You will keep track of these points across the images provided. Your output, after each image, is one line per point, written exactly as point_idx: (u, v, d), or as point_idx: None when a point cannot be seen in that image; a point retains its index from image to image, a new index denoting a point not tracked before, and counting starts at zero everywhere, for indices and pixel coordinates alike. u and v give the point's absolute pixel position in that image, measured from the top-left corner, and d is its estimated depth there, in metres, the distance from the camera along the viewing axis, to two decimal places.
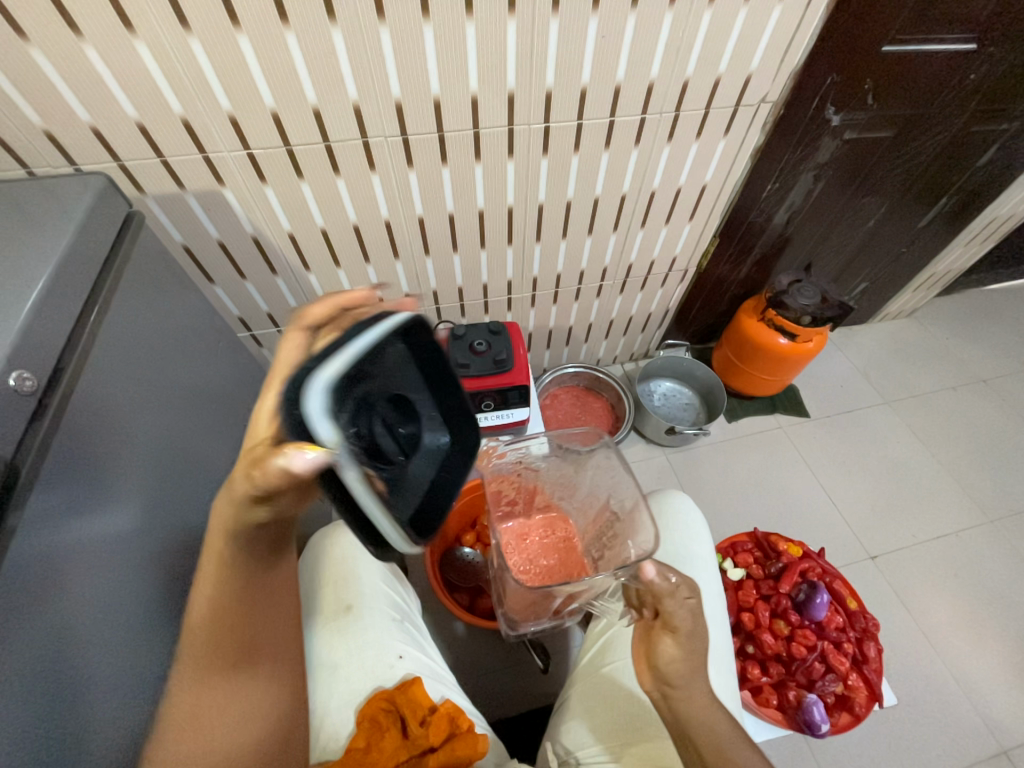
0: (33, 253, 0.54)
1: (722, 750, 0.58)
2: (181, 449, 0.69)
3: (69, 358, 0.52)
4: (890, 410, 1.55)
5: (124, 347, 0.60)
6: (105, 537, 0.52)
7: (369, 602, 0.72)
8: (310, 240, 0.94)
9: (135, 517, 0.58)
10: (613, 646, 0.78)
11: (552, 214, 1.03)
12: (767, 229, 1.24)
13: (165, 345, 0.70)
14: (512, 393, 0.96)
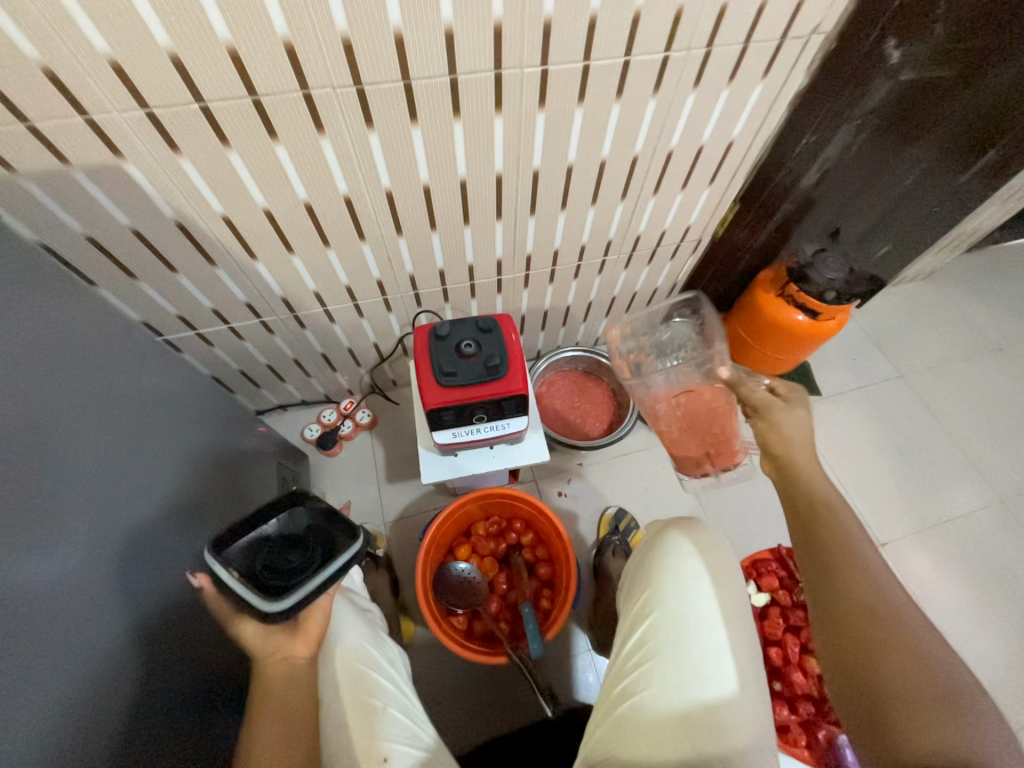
0: None
1: (853, 545, 0.63)
2: (95, 506, 0.60)
3: None
4: (904, 384, 1.47)
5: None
6: (46, 581, 0.52)
7: (344, 691, 0.60)
8: (251, 224, 0.76)
9: (59, 576, 0.53)
10: (639, 718, 0.64)
11: (549, 183, 0.85)
12: (794, 190, 1.09)
13: (58, 384, 0.59)
14: (507, 403, 0.82)
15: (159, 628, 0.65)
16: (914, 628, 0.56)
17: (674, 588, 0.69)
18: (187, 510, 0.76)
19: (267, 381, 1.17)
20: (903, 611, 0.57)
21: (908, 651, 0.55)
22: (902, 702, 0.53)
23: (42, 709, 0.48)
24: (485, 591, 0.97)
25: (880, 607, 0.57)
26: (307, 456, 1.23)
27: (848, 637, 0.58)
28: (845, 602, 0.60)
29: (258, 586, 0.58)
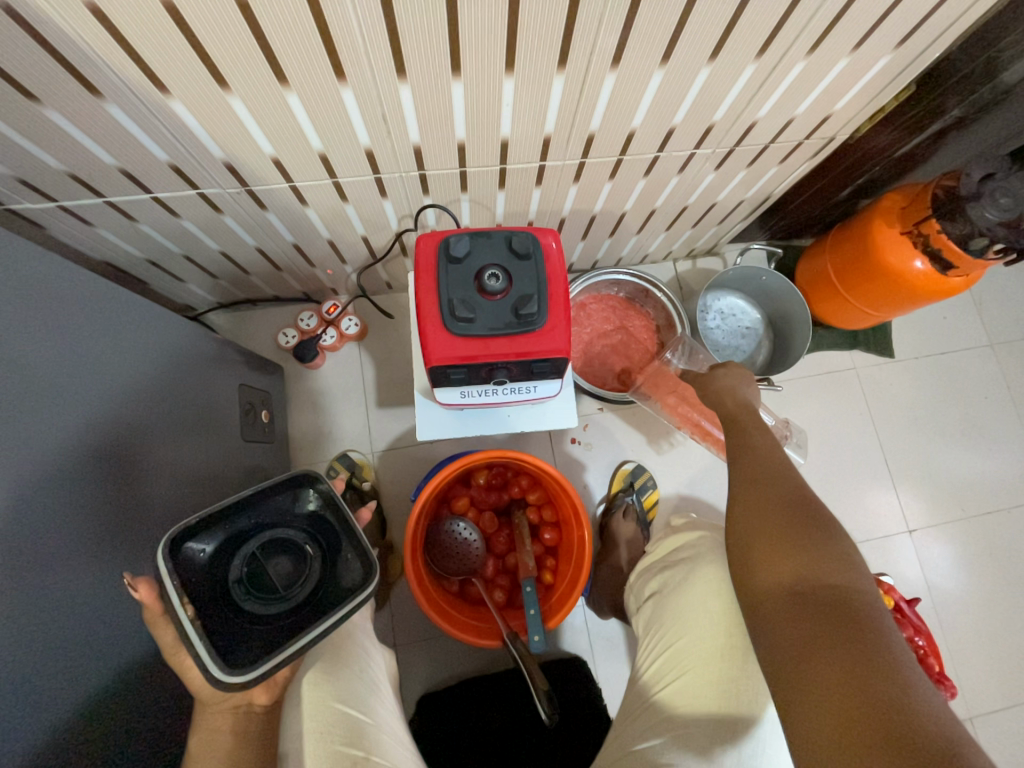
0: None
1: (779, 471, 0.64)
2: None
3: None
4: (992, 357, 1.24)
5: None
6: None
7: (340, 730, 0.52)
8: (150, 31, 0.45)
9: None
10: (666, 697, 0.69)
11: (657, 11, 0.50)
12: (992, 83, 0.74)
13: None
14: (537, 366, 0.60)
15: (89, 598, 0.52)
16: (799, 502, 0.59)
17: (704, 599, 0.71)
18: (115, 466, 0.57)
19: (226, 271, 0.91)
20: (793, 492, 0.61)
21: (788, 516, 0.58)
22: (787, 553, 0.56)
23: None
24: (480, 555, 0.86)
25: (759, 492, 0.63)
26: (282, 367, 1.03)
27: (737, 522, 0.62)
28: (766, 504, 0.61)
29: (223, 617, 0.47)
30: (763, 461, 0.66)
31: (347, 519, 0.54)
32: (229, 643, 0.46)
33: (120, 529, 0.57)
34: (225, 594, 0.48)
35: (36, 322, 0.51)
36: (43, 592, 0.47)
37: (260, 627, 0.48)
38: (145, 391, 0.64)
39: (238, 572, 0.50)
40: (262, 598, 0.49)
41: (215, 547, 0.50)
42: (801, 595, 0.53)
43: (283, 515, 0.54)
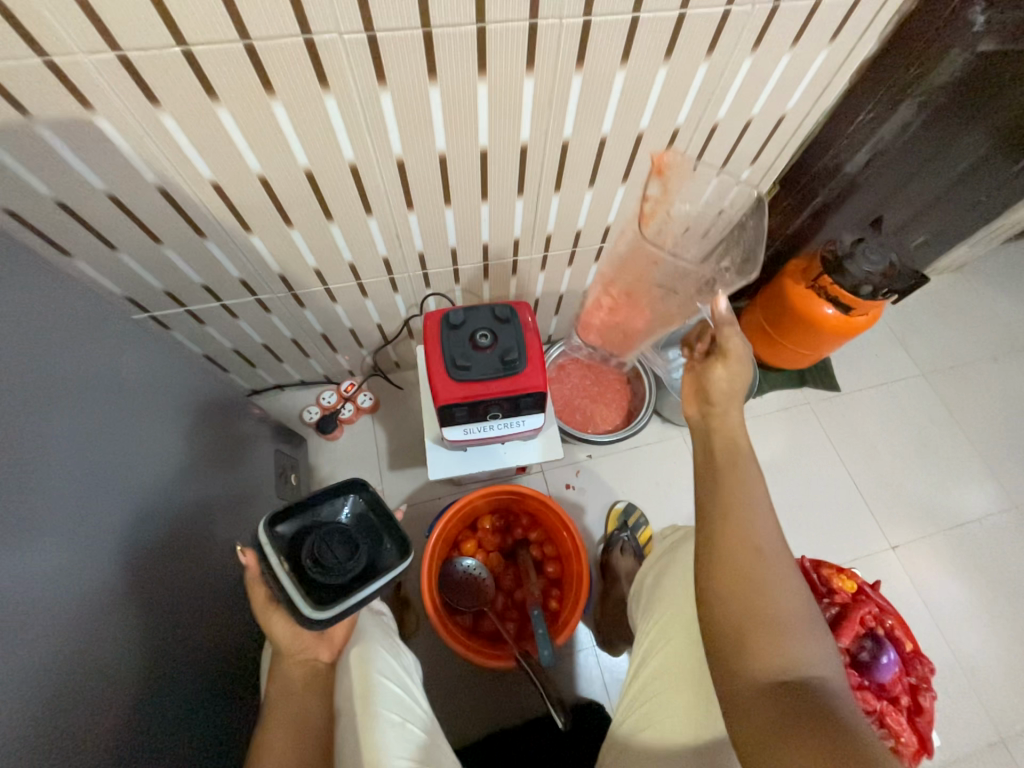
0: None
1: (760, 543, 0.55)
2: (91, 491, 0.55)
3: None
4: (925, 382, 1.41)
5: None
6: (44, 576, 0.48)
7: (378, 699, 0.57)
8: (245, 192, 0.67)
9: (60, 567, 0.50)
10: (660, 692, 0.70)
11: (581, 157, 0.75)
12: (840, 174, 1.00)
13: (18, 377, 0.50)
14: (524, 401, 0.76)
15: (161, 622, 0.62)
16: (785, 586, 0.53)
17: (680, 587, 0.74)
18: (184, 512, 0.70)
19: (264, 361, 1.10)
20: (779, 582, 0.53)
21: (773, 602, 0.52)
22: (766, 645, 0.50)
23: (46, 702, 0.46)
24: (490, 590, 0.93)
25: (740, 568, 0.54)
26: (306, 439, 1.18)
27: (717, 591, 0.54)
28: (756, 593, 0.52)
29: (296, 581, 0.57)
30: (741, 538, 0.55)
31: (387, 514, 0.65)
32: (299, 597, 0.55)
33: (183, 565, 0.67)
34: (297, 565, 0.59)
35: (137, 395, 0.67)
36: (132, 609, 0.57)
37: (324, 588, 0.58)
38: (202, 454, 0.78)
39: (306, 550, 0.60)
40: (322, 569, 0.59)
41: (291, 534, 0.61)
42: (779, 683, 0.49)
43: (338, 516, 0.65)
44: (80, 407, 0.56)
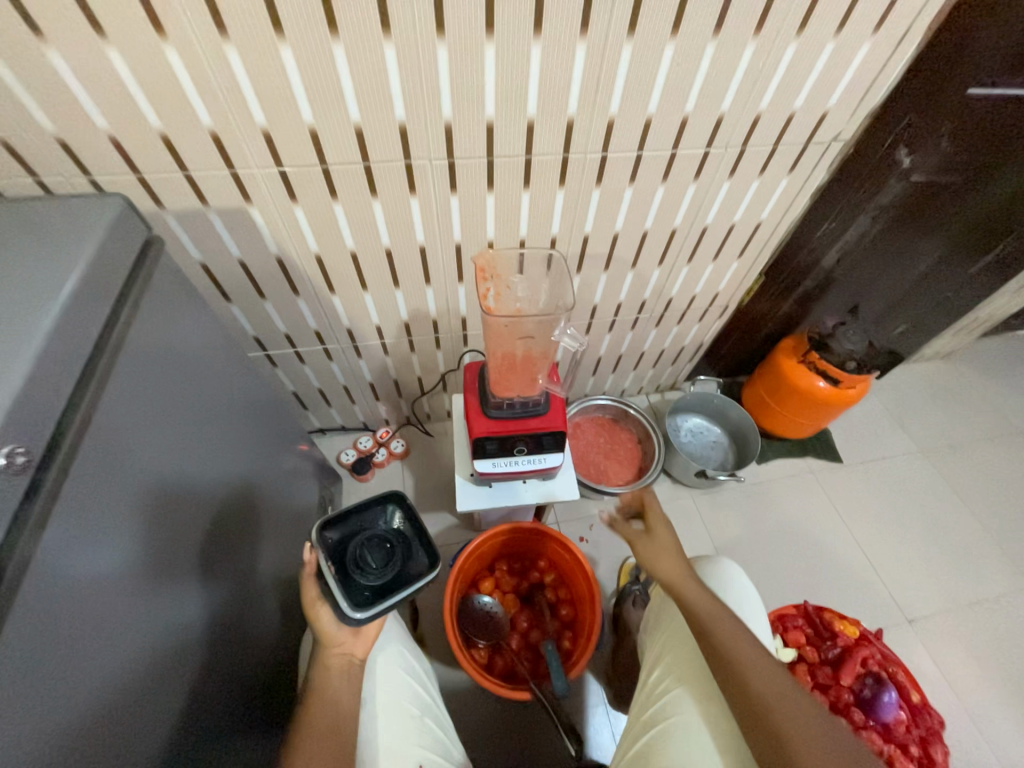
0: (36, 305, 0.48)
1: (743, 645, 0.62)
2: (200, 506, 0.67)
3: (83, 392, 0.49)
4: (925, 459, 1.48)
5: (119, 429, 0.53)
6: (166, 578, 0.58)
7: (394, 697, 0.66)
8: (338, 263, 0.87)
9: (175, 569, 0.60)
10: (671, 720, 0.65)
11: (598, 248, 0.95)
12: (819, 265, 1.16)
13: (185, 407, 0.65)
14: (546, 439, 0.88)
15: (221, 620, 0.69)
16: (769, 674, 0.60)
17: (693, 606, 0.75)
18: (248, 525, 0.80)
19: (316, 404, 1.25)
20: (761, 669, 0.60)
21: (772, 694, 0.58)
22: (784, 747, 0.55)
23: (154, 685, 0.54)
24: (506, 626, 0.97)
25: (740, 680, 0.60)
26: (341, 478, 1.29)
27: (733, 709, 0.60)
28: (754, 695, 0.59)
29: (341, 581, 0.65)
30: (719, 644, 0.63)
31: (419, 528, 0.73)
32: (344, 596, 0.64)
33: (239, 575, 0.76)
34: (341, 565, 0.67)
35: (239, 424, 0.81)
36: (207, 612, 0.66)
37: (361, 587, 0.66)
38: (266, 477, 0.89)
39: (346, 552, 0.69)
40: (360, 571, 0.67)
41: (335, 538, 0.70)
42: None
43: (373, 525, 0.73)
44: (190, 429, 0.66)
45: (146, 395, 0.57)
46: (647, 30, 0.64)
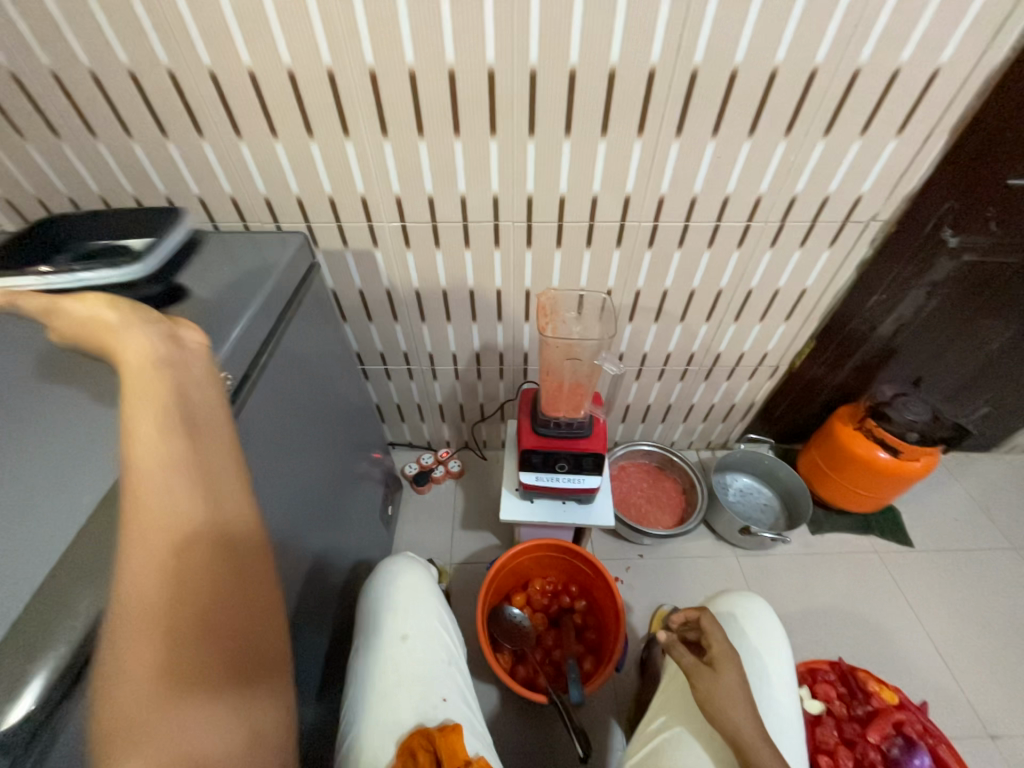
0: (239, 299, 0.70)
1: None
2: (304, 469, 0.85)
3: (257, 362, 0.69)
4: (1017, 556, 1.33)
5: (271, 390, 0.72)
6: (274, 515, 0.74)
7: (425, 637, 0.69)
8: (432, 296, 1.09)
9: (281, 511, 0.76)
10: (673, 747, 0.70)
11: (648, 300, 1.09)
12: (875, 334, 1.19)
13: (307, 391, 0.86)
14: (587, 460, 0.97)
15: (302, 566, 0.84)
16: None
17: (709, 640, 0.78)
18: (332, 499, 0.97)
19: (392, 418, 1.45)
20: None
21: None
22: None
23: None
24: (532, 639, 1.03)
25: None
26: (403, 486, 1.44)
27: None
28: None
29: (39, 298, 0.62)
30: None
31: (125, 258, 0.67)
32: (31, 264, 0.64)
33: (320, 537, 0.91)
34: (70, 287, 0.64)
35: (338, 416, 1.01)
36: (294, 556, 0.81)
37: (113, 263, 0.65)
38: (349, 466, 1.08)
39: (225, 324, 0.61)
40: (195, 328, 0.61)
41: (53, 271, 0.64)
42: None
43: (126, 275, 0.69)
44: (304, 412, 0.85)
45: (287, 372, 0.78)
46: (693, 131, 0.81)
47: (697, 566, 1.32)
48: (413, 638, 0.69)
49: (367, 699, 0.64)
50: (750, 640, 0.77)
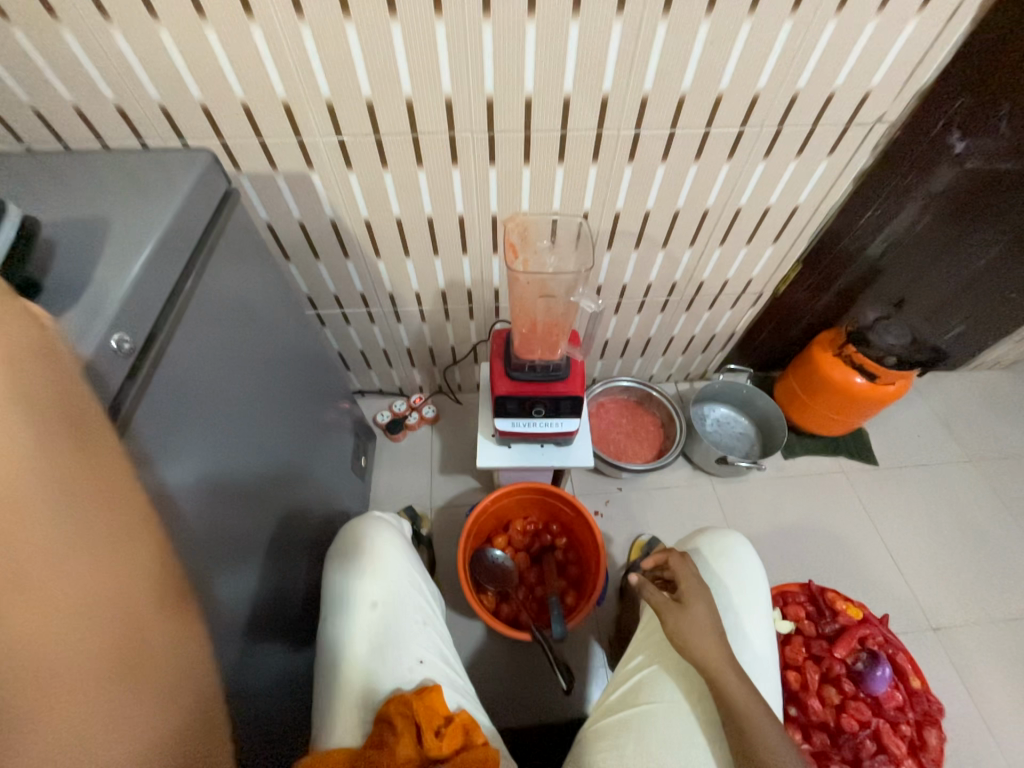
0: (133, 238, 0.56)
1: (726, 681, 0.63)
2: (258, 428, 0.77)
3: (168, 313, 0.58)
4: (972, 468, 1.40)
5: (194, 344, 0.62)
6: (225, 483, 0.67)
7: (396, 601, 0.67)
8: (384, 228, 0.95)
9: (233, 478, 0.69)
10: (653, 684, 0.72)
11: (628, 225, 0.98)
12: (862, 255, 1.13)
13: (249, 343, 0.75)
14: (564, 403, 0.92)
15: (267, 530, 0.79)
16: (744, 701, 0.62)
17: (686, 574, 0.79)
18: (297, 458, 0.91)
19: (358, 365, 1.36)
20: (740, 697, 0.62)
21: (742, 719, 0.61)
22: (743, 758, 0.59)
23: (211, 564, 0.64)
24: (514, 578, 1.04)
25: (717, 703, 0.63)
26: (376, 436, 1.39)
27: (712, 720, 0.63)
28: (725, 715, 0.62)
29: None
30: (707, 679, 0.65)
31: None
32: None
33: (287, 499, 0.86)
34: None
35: (294, 367, 0.92)
36: (257, 521, 0.76)
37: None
38: (314, 419, 1.00)
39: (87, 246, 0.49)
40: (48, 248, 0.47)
41: None
42: None
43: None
44: (252, 372, 0.75)
45: (217, 320, 0.67)
46: (683, 8, 0.67)
47: (674, 496, 1.34)
48: (382, 604, 0.66)
49: (340, 669, 0.63)
50: (729, 575, 0.77)
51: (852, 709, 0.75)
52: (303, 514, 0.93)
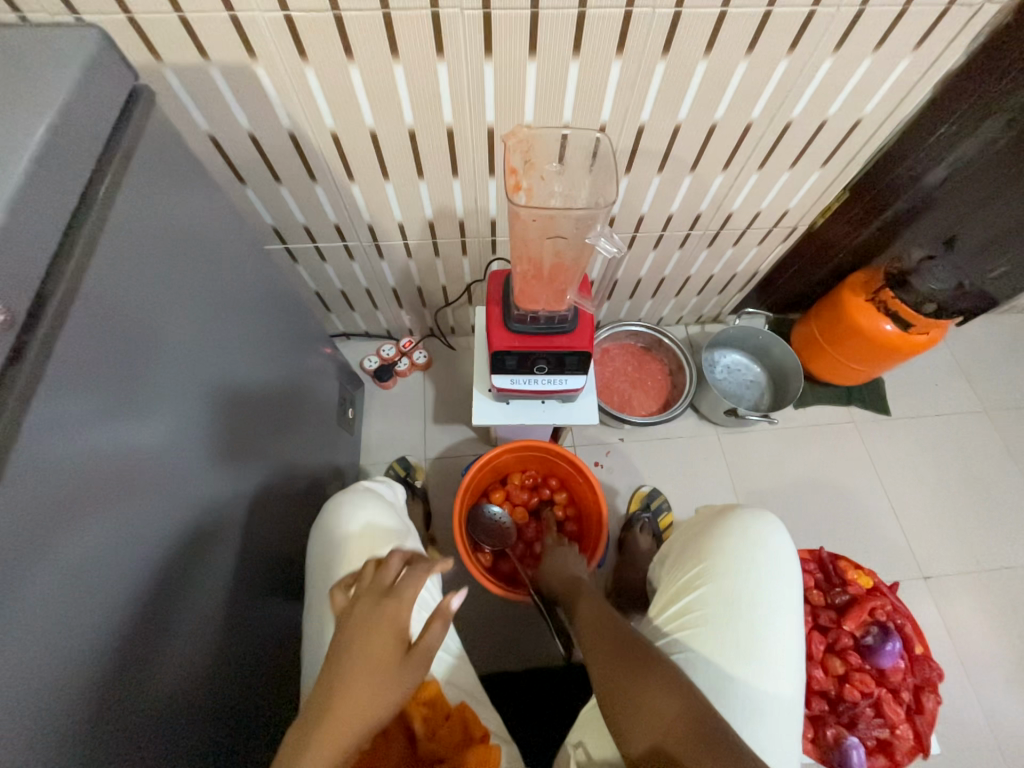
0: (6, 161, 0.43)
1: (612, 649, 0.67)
2: (221, 390, 0.67)
3: (66, 263, 0.46)
4: (986, 419, 1.35)
5: (117, 299, 0.50)
6: (184, 458, 0.59)
7: None
8: (356, 142, 0.78)
9: (194, 451, 0.61)
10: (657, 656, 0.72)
11: (654, 142, 0.81)
12: (919, 183, 0.97)
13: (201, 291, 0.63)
14: (569, 359, 0.82)
15: (244, 499, 0.73)
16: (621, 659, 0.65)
17: (703, 549, 0.76)
18: (274, 418, 0.82)
19: (339, 307, 1.22)
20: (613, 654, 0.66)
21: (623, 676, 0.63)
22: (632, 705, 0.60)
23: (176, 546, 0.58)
24: (512, 535, 1.01)
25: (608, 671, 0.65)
26: (363, 383, 1.29)
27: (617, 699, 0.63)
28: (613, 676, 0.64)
29: None
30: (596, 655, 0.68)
31: None
32: None
33: (265, 462, 0.79)
34: None
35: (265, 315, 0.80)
36: (230, 491, 0.69)
37: None
38: (293, 373, 0.90)
39: None
40: None
41: None
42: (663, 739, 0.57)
43: None
44: (206, 327, 0.64)
45: (148, 265, 0.54)
46: None
47: (678, 447, 1.29)
48: None
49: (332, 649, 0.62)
50: (760, 567, 0.72)
51: (856, 681, 0.77)
52: (286, 475, 0.86)
